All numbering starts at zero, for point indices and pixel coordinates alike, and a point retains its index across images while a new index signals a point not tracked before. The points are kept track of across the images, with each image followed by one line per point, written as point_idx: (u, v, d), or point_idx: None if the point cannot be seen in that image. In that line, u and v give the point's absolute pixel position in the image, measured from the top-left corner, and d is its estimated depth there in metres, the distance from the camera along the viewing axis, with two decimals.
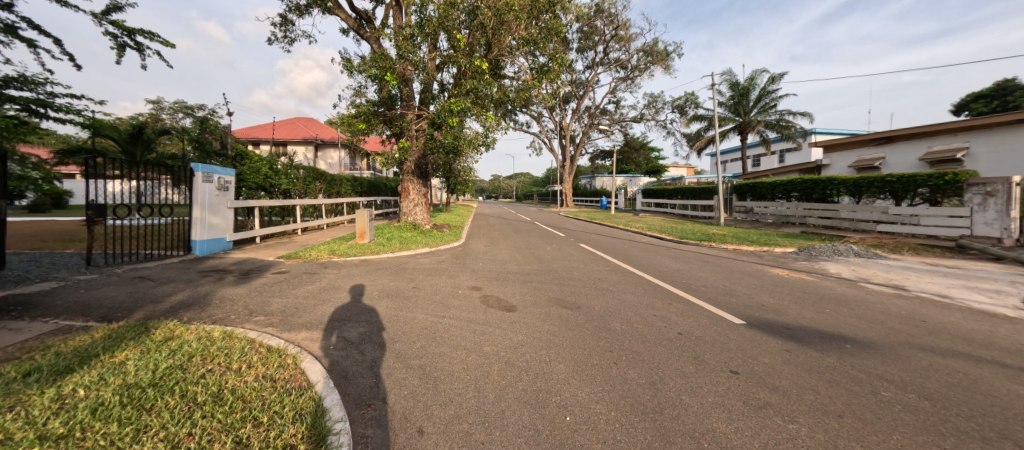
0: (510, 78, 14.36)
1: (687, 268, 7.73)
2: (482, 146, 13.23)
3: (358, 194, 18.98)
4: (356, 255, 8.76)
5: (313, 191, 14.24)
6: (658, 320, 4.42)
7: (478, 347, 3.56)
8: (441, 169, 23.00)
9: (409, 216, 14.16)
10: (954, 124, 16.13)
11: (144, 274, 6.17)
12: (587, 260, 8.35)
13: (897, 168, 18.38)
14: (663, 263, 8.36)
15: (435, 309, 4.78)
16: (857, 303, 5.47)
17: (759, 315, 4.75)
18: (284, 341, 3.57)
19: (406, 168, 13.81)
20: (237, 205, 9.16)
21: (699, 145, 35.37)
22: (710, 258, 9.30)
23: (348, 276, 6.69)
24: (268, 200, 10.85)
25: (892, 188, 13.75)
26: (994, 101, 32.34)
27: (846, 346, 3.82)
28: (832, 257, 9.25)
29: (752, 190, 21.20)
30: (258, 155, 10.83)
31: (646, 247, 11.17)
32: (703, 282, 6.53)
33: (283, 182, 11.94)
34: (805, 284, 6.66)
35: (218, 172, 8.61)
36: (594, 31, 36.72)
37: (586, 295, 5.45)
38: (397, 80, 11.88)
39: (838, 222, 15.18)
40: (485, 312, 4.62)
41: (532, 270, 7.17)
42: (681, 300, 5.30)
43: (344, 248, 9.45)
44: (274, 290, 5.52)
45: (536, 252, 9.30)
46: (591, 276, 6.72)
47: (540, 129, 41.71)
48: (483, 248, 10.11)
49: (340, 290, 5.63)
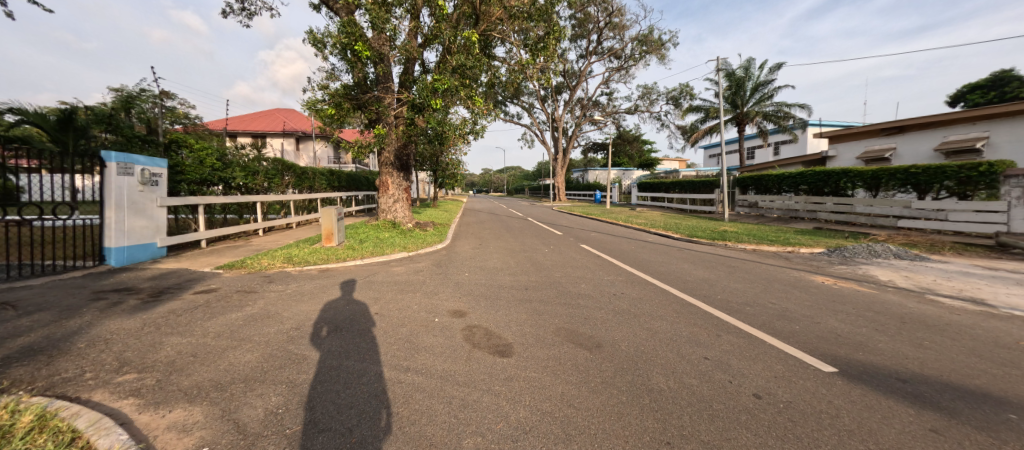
0: (500, 59, 12.87)
1: (716, 277, 6.46)
2: (470, 135, 11.77)
3: (335, 189, 17.30)
4: (317, 263, 7.25)
5: (278, 186, 12.56)
6: (716, 371, 3.08)
7: (454, 442, 2.16)
8: (427, 161, 21.33)
9: (389, 214, 12.52)
10: (972, 112, 15.16)
11: (12, 298, 4.60)
12: (595, 268, 6.98)
13: (909, 159, 17.47)
14: (684, 269, 7.06)
15: (396, 354, 3.36)
16: (955, 328, 4.20)
17: (848, 355, 3.44)
18: (124, 443, 2.11)
19: (385, 159, 12.20)
20: (170, 203, 7.56)
21: (694, 138, 33.98)
22: (733, 261, 8.03)
23: (295, 294, 5.20)
24: (218, 197, 9.15)
25: (915, 180, 12.63)
26: (991, 92, 32.09)
27: (1010, 417, 2.54)
28: (870, 260, 8.07)
29: (758, 183, 20.03)
30: (202, 142, 8.80)
31: (657, 247, 9.88)
32: (744, 298, 5.21)
33: (236, 175, 10.06)
34: (866, 298, 5.42)
35: (141, 163, 6.99)
36: (588, 18, 35.24)
37: (604, 323, 4.10)
38: (369, 55, 10.20)
39: (853, 217, 14.17)
40: (467, 361, 3.20)
41: (530, 283, 5.76)
42: (731, 331, 3.97)
43: (304, 254, 7.89)
44: (182, 322, 4.04)
45: (534, 258, 7.90)
46: (603, 292, 5.34)
47: (532, 121, 40.24)
48: (470, 251, 8.68)
49: (274, 318, 4.18)
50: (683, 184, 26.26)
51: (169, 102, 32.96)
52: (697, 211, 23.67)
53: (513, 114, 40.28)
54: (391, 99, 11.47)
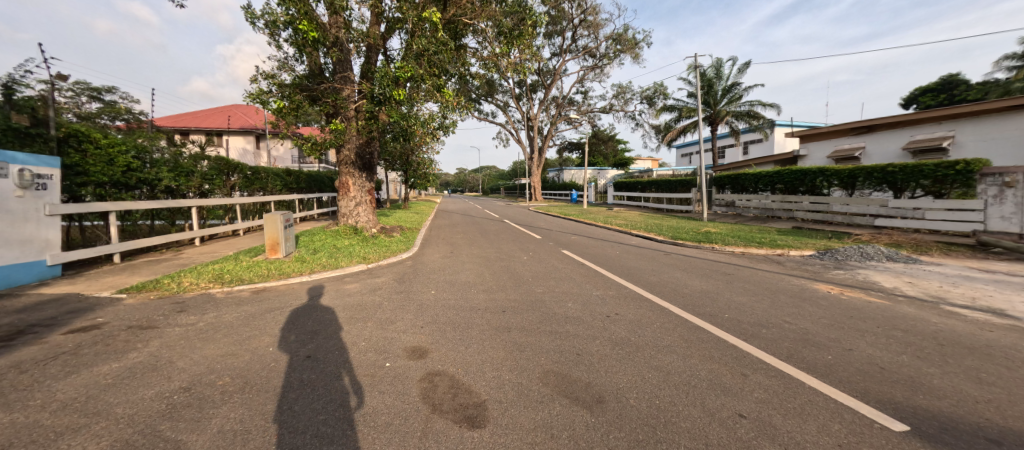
0: (472, 49, 11.88)
1: (715, 289, 5.77)
2: (440, 130, 10.74)
3: (292, 191, 15.70)
4: (253, 280, 6.04)
5: (220, 188, 11.01)
6: (765, 440, 2.26)
7: None
8: (397, 159, 20.03)
9: (350, 218, 11.20)
10: (936, 112, 15.57)
11: None
12: (581, 280, 6.14)
13: (877, 158, 17.82)
14: (679, 280, 6.34)
15: (322, 427, 2.33)
16: (999, 351, 3.63)
17: (911, 402, 2.73)
18: None
19: (344, 157, 10.88)
20: (66, 211, 6.12)
21: (670, 136, 33.91)
22: (727, 268, 7.41)
23: (208, 327, 4.06)
24: (138, 202, 7.69)
25: (891, 179, 12.63)
26: (941, 95, 34.16)
27: None
28: (864, 263, 7.69)
29: (734, 182, 19.93)
30: (115, 136, 7.28)
31: (643, 252, 9.21)
32: (757, 318, 4.49)
33: (163, 176, 8.58)
34: (883, 312, 4.84)
35: (20, 161, 5.53)
36: (562, 15, 34.75)
37: (603, 363, 3.25)
38: (318, 36, 8.89)
39: (830, 217, 14.14)
40: (422, 439, 2.23)
41: (508, 304, 4.83)
42: (760, 368, 3.19)
43: (239, 269, 6.62)
44: (22, 383, 2.86)
45: (512, 268, 6.98)
46: (594, 313, 4.50)
47: (507, 120, 39.39)
48: (440, 262, 7.66)
49: (161, 371, 3.05)
50: (660, 183, 26.06)
51: (108, 96, 29.94)
52: (675, 211, 23.50)
53: (488, 113, 39.22)
54: (350, 89, 10.23)
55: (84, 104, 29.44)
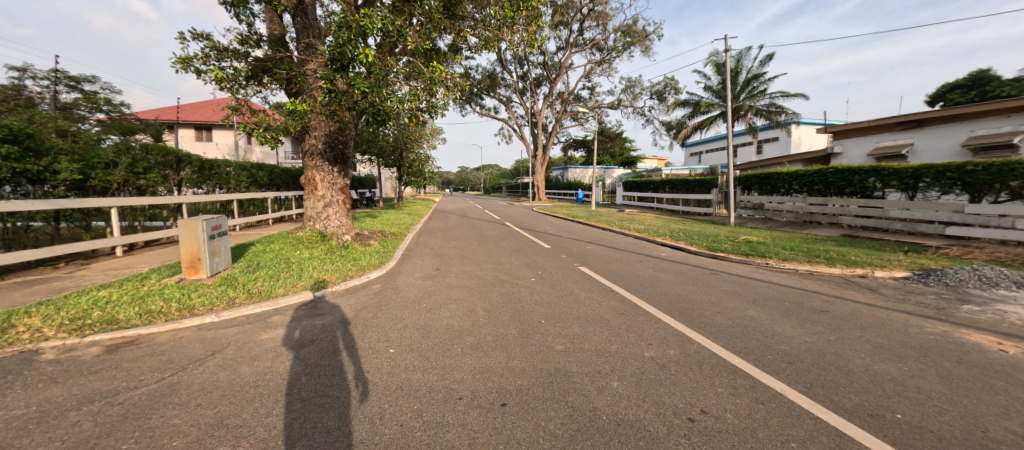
0: (470, 17, 9.79)
1: (828, 344, 3.77)
2: (426, 113, 8.71)
3: (264, 189, 13.75)
4: (130, 322, 4.00)
5: (159, 184, 9.03)
6: None
7: None
8: (389, 154, 18.02)
9: (317, 222, 9.21)
10: (1004, 103, 13.47)
11: None
12: (620, 326, 4.12)
13: (927, 156, 15.74)
14: (762, 324, 4.31)
15: None
16: None
17: None
18: None
19: (311, 146, 8.97)
20: None
21: (683, 133, 31.69)
22: (812, 299, 5.38)
23: None
24: (20, 203, 5.66)
25: (969, 179, 10.56)
26: (972, 91, 31.85)
27: None
28: (993, 294, 5.66)
29: (763, 182, 17.85)
30: None
31: (684, 270, 7.20)
32: (963, 427, 2.47)
33: (60, 167, 6.62)
34: None
35: None
36: (569, 4, 32.62)
37: None
38: None
39: (887, 223, 12.11)
40: None
41: (512, 387, 2.81)
42: None
43: (124, 301, 4.56)
44: None
45: (516, 300, 4.98)
46: (670, 417, 2.49)
47: (510, 115, 37.41)
48: (419, 287, 5.67)
49: None
50: (675, 183, 23.98)
51: (89, 86, 28.03)
52: (692, 213, 21.48)
53: (490, 108, 37.17)
54: (315, 61, 8.19)
55: (62, 94, 27.52)
